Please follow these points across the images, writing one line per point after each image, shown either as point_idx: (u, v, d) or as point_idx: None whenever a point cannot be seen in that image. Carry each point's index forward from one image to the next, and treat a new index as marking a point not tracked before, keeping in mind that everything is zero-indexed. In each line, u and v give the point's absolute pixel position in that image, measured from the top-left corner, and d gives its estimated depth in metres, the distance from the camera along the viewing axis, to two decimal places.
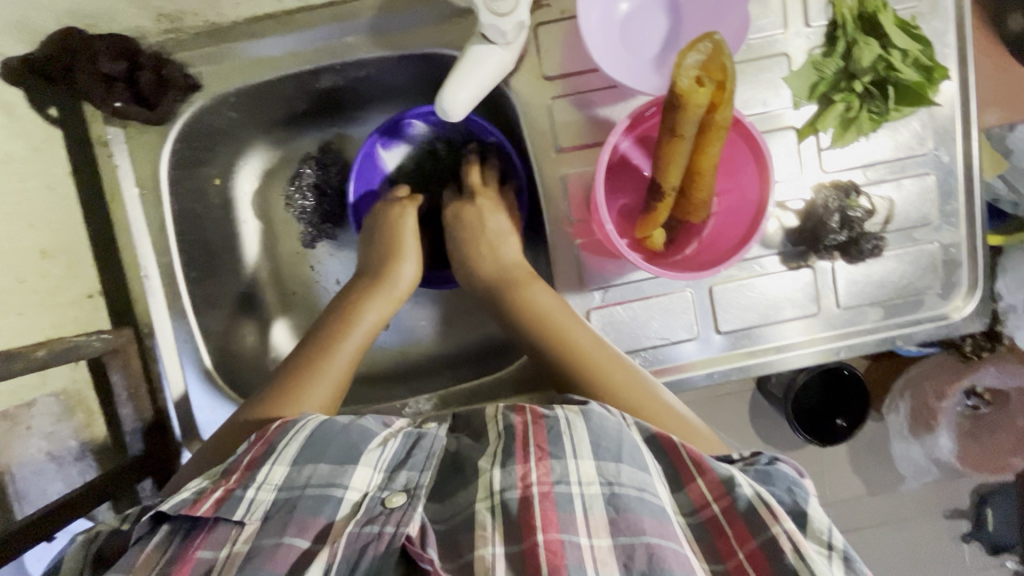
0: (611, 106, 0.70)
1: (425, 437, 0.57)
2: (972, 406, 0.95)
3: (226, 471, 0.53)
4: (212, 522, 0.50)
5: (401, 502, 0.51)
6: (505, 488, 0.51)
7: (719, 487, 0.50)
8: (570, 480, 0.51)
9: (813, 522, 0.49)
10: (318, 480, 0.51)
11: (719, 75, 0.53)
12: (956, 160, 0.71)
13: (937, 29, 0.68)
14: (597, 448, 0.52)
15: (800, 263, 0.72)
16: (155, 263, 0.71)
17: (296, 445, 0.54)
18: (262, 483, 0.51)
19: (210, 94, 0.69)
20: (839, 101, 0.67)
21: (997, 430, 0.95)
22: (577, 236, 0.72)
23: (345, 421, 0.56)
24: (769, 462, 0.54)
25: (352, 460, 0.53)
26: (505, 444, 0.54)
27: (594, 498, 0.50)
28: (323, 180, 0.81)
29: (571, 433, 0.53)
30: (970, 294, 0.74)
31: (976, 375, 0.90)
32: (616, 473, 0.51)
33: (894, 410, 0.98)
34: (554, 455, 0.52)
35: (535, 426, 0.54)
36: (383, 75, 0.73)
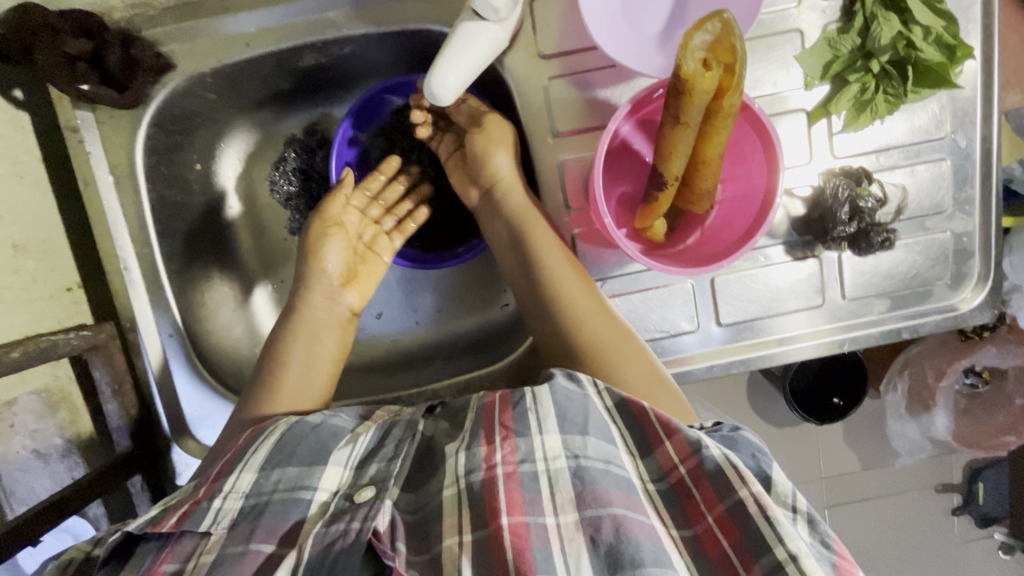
0: (611, 88, 0.66)
1: (396, 427, 0.56)
2: (971, 384, 0.94)
3: (195, 486, 0.53)
4: (178, 536, 0.48)
5: (368, 497, 0.50)
6: (470, 471, 0.49)
7: (685, 448, 0.48)
8: (536, 458, 0.49)
9: (777, 486, 0.48)
10: (286, 484, 0.50)
11: (728, 58, 0.49)
12: (974, 145, 0.67)
13: (962, 3, 0.63)
14: (562, 422, 0.50)
15: (806, 253, 0.69)
16: (136, 256, 0.68)
17: (263, 450, 0.53)
18: (229, 492, 0.50)
19: (185, 75, 0.64)
20: (854, 82, 0.63)
21: (994, 409, 0.94)
22: (576, 226, 0.69)
23: (315, 421, 0.55)
24: (734, 429, 0.53)
25: (321, 461, 0.52)
26: (472, 428, 0.53)
27: (560, 473, 0.48)
28: (309, 163, 0.77)
29: (536, 408, 0.52)
30: (979, 286, 0.71)
31: (977, 355, 0.89)
32: (581, 446, 0.49)
33: (892, 388, 0.96)
34: (518, 433, 0.50)
35: (502, 405, 0.53)
36: (369, 52, 0.69)
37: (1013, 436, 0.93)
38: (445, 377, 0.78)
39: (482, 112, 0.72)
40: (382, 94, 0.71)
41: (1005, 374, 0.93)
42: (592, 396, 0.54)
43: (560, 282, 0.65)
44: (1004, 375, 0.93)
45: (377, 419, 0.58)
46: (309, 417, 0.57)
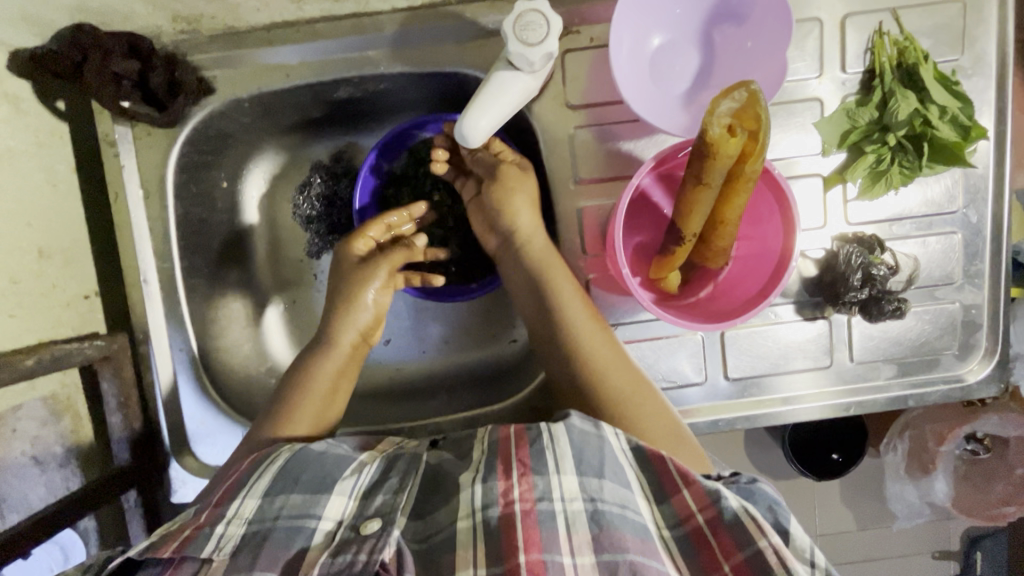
0: (634, 140, 0.68)
1: (399, 460, 0.56)
2: (971, 450, 0.92)
3: (197, 510, 0.52)
4: (179, 561, 0.47)
5: (375, 528, 0.49)
6: (486, 505, 0.49)
7: (703, 498, 0.49)
8: (553, 496, 0.49)
9: (795, 541, 0.48)
10: (290, 510, 0.50)
11: (753, 125, 0.51)
12: (985, 222, 0.69)
13: (977, 86, 0.66)
14: (579, 464, 0.51)
15: (816, 314, 0.70)
16: (155, 270, 0.69)
17: (267, 476, 0.53)
18: (232, 517, 0.50)
19: (223, 98, 0.67)
20: (871, 152, 0.65)
21: (994, 477, 0.93)
22: (590, 271, 0.70)
23: (321, 449, 0.56)
24: (751, 480, 0.53)
25: (325, 489, 0.51)
26: (485, 460, 0.53)
27: (577, 515, 0.49)
28: (333, 190, 0.79)
29: (553, 446, 0.52)
30: (986, 358, 0.72)
31: (977, 421, 0.88)
32: (599, 489, 0.49)
33: (891, 449, 0.95)
34: (535, 470, 0.50)
35: (517, 441, 0.53)
36: (401, 89, 0.71)
37: (1014, 506, 0.92)
38: (446, 412, 0.78)
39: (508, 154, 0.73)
40: (412, 129, 0.73)
41: (1006, 443, 0.91)
42: (609, 438, 0.53)
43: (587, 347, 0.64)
44: (1005, 444, 0.91)
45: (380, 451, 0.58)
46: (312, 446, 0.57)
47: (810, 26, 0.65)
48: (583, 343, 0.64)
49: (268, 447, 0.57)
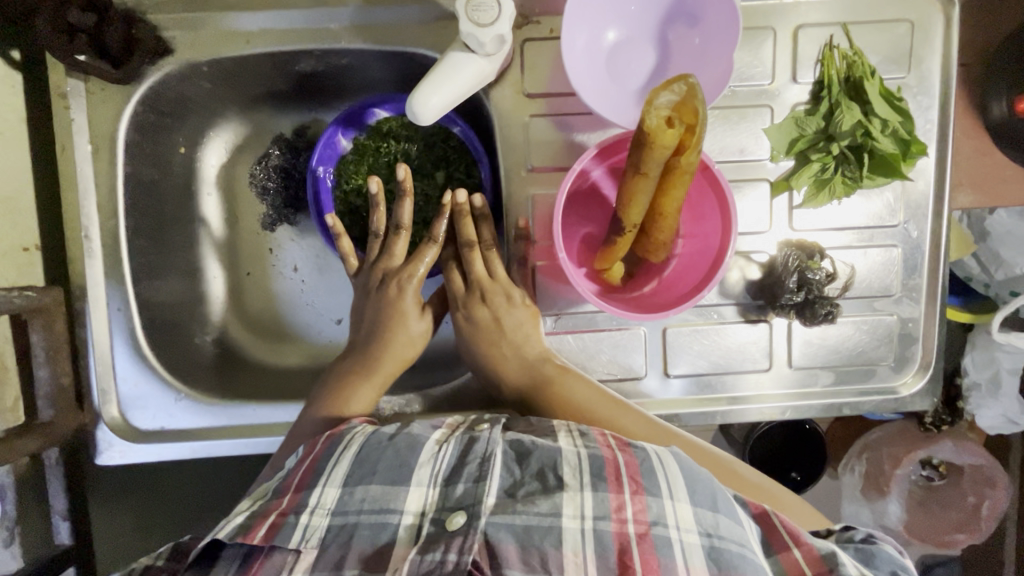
0: (588, 132, 0.69)
1: (477, 441, 0.55)
2: (927, 476, 0.95)
3: (278, 492, 0.53)
4: (267, 550, 0.49)
5: (462, 522, 0.49)
6: (599, 516, 0.49)
7: (819, 563, 0.49)
8: (668, 523, 0.50)
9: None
10: (372, 502, 0.50)
11: (691, 119, 0.52)
12: (924, 237, 0.70)
13: (922, 104, 0.68)
14: (692, 494, 0.51)
15: (757, 317, 0.71)
16: (99, 227, 0.68)
17: (346, 463, 0.53)
18: (315, 507, 0.50)
19: (182, 60, 0.67)
20: (815, 160, 0.66)
21: (949, 504, 0.95)
22: (537, 258, 0.70)
23: (391, 433, 0.56)
24: (866, 540, 0.53)
25: (403, 482, 0.51)
26: (589, 471, 0.52)
27: (694, 548, 0.49)
28: (292, 165, 0.79)
29: (663, 469, 0.53)
30: (920, 372, 0.73)
31: (935, 448, 0.92)
32: (714, 525, 0.50)
33: (849, 470, 0.95)
34: (650, 492, 0.51)
35: (624, 459, 0.53)
36: (364, 67, 0.72)
37: (964, 534, 0.94)
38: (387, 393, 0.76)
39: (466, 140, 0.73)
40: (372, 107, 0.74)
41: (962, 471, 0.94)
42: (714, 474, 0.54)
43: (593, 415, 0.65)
44: (960, 472, 0.94)
45: (451, 430, 0.58)
46: (383, 429, 0.57)
47: (763, 35, 0.67)
48: (607, 421, 0.64)
49: (345, 424, 0.59)
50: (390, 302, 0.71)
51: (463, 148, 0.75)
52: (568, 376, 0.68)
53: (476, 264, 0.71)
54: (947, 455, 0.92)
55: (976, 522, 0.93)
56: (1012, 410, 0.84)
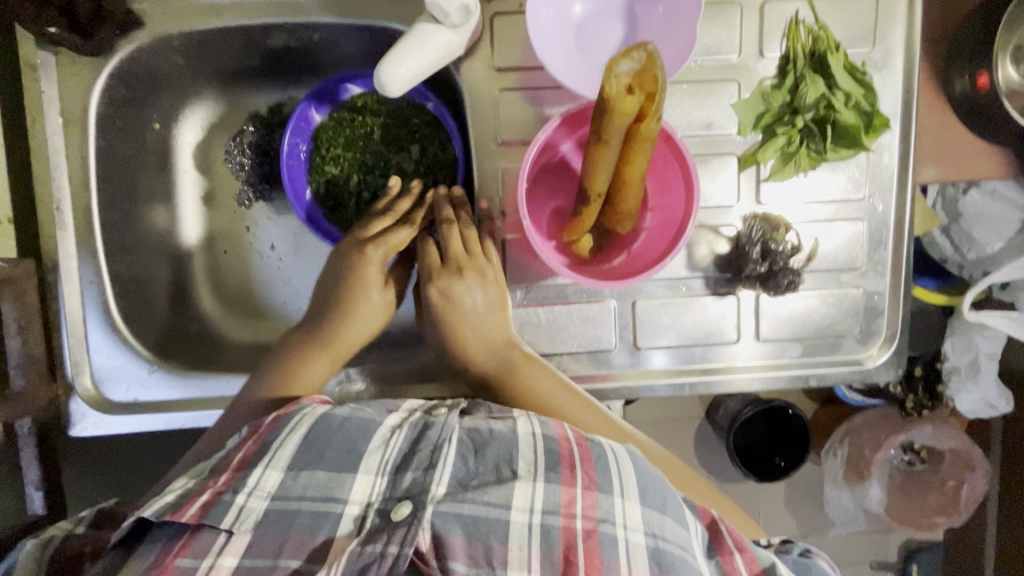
0: (558, 107, 0.69)
1: (432, 428, 0.54)
2: (908, 460, 0.97)
3: (215, 469, 0.53)
4: (197, 528, 0.48)
5: (406, 514, 0.48)
6: (548, 511, 0.49)
7: (756, 565, 0.53)
8: (616, 521, 0.50)
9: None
10: (315, 490, 0.50)
11: (650, 86, 0.53)
12: (890, 211, 0.72)
13: (886, 79, 0.69)
14: (643, 493, 0.53)
15: (725, 290, 0.72)
16: (70, 200, 0.68)
17: (292, 443, 0.53)
18: (253, 489, 0.50)
19: (153, 34, 0.67)
20: (781, 134, 0.67)
21: (927, 488, 0.97)
22: (508, 232, 0.71)
23: (344, 415, 0.55)
24: (804, 554, 0.59)
25: (352, 470, 0.51)
26: (542, 462, 0.52)
27: (638, 547, 0.50)
28: (266, 141, 0.79)
29: (618, 467, 0.54)
30: (886, 345, 0.74)
31: (914, 432, 0.93)
32: (660, 525, 0.52)
33: (831, 455, 0.98)
34: (602, 489, 0.52)
35: (581, 454, 0.54)
36: (336, 42, 0.72)
37: (943, 518, 0.95)
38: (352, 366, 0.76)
39: (439, 117, 0.74)
40: (343, 82, 0.74)
41: (942, 456, 0.96)
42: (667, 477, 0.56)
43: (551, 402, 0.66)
44: (940, 456, 0.96)
45: (406, 416, 0.57)
46: (335, 412, 0.56)
47: (730, 10, 0.68)
48: (556, 409, 0.66)
49: (296, 402, 0.57)
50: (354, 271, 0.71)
51: (436, 124, 0.75)
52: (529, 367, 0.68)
53: (453, 238, 0.69)
54: (926, 439, 0.93)
55: (954, 505, 0.95)
56: (989, 394, 0.87)
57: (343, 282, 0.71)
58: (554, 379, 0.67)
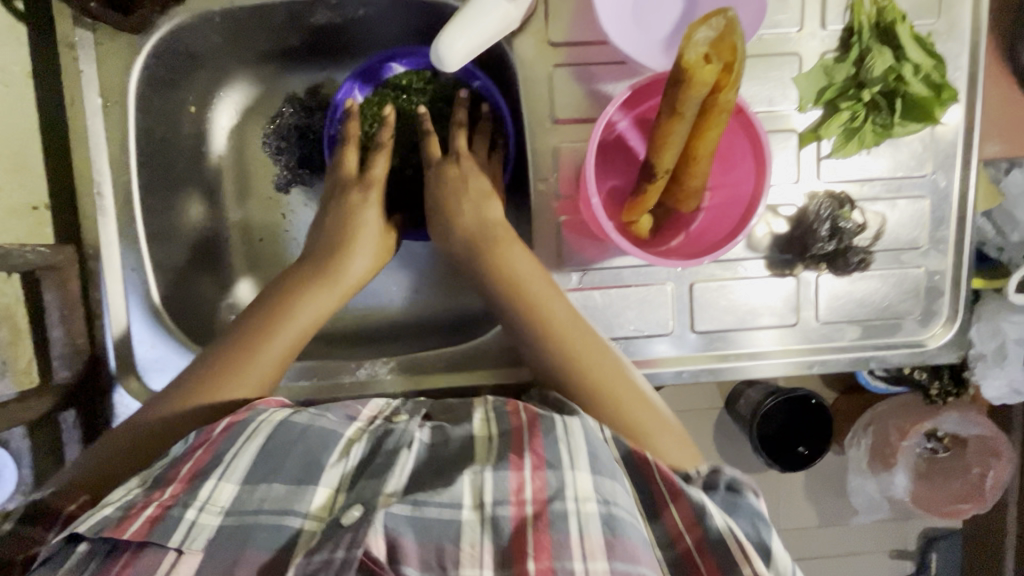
0: (614, 83, 0.67)
1: (391, 434, 0.54)
2: (931, 448, 0.95)
3: (159, 479, 0.49)
4: (140, 546, 0.45)
5: (358, 514, 0.47)
6: (498, 501, 0.49)
7: (691, 517, 0.50)
8: (567, 496, 0.49)
9: (777, 560, 0.50)
10: (273, 501, 0.48)
11: (728, 55, 0.51)
12: (953, 188, 0.70)
13: (951, 51, 0.67)
14: (593, 464, 0.51)
15: (784, 271, 0.70)
16: (111, 184, 0.65)
17: (248, 454, 0.50)
18: (206, 503, 0.48)
19: (193, 11, 0.65)
20: (845, 109, 0.65)
21: (952, 475, 0.95)
22: (562, 213, 0.69)
23: (304, 424, 0.53)
24: (737, 492, 0.54)
25: (313, 479, 0.50)
26: (500, 448, 0.53)
27: (590, 518, 0.48)
28: (305, 123, 0.76)
29: (568, 441, 0.52)
30: (948, 323, 0.73)
31: (939, 419, 0.90)
32: (613, 494, 0.50)
33: (855, 444, 0.96)
34: (551, 466, 0.50)
35: (530, 433, 0.53)
36: (381, 18, 0.70)
37: (969, 505, 0.93)
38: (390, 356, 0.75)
39: (487, 95, 0.72)
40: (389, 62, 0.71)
41: (966, 443, 0.93)
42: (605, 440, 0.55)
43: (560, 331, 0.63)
44: (964, 444, 0.93)
45: (366, 422, 0.57)
46: (295, 417, 0.54)
47: None
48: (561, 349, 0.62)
49: (248, 408, 0.54)
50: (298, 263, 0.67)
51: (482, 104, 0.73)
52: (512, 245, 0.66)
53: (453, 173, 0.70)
54: (953, 426, 0.90)
55: (981, 492, 0.92)
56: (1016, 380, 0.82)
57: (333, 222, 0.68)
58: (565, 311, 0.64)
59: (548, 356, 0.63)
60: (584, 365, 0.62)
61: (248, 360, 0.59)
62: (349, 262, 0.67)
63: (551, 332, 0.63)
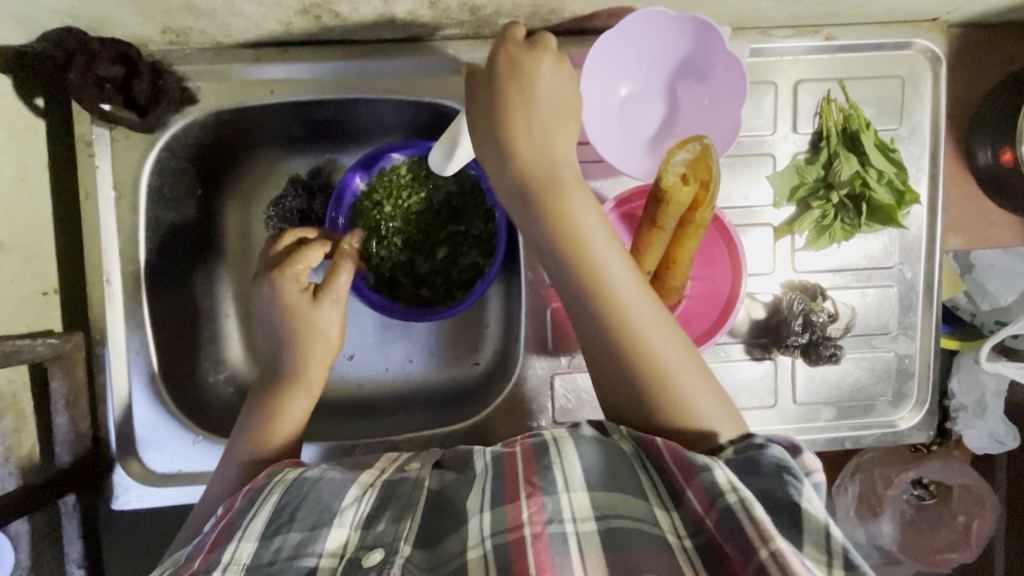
0: (600, 179, 0.72)
1: (405, 482, 0.55)
2: (918, 496, 0.94)
3: (190, 555, 0.50)
4: None
5: (377, 560, 0.49)
6: (495, 532, 0.49)
7: (704, 496, 0.46)
8: (563, 518, 0.49)
9: (809, 513, 0.44)
10: (288, 551, 0.49)
11: (704, 175, 0.56)
12: (919, 278, 0.74)
13: (913, 154, 0.72)
14: (587, 480, 0.51)
15: (763, 355, 0.73)
16: (119, 271, 0.68)
17: (264, 515, 0.51)
18: (229, 564, 0.48)
19: (205, 110, 0.69)
20: (816, 208, 0.70)
21: (936, 524, 0.96)
22: (553, 300, 0.73)
23: (315, 477, 0.55)
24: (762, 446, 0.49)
25: (324, 526, 0.50)
26: (494, 479, 0.53)
27: (589, 536, 0.48)
28: (307, 206, 0.78)
29: (561, 461, 0.52)
30: (917, 407, 0.76)
31: (923, 468, 0.93)
32: (610, 505, 0.49)
33: (842, 492, 0.97)
34: (545, 490, 0.50)
35: (525, 458, 0.53)
36: (382, 114, 0.74)
37: (953, 553, 0.95)
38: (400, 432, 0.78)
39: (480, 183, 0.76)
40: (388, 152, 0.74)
41: (950, 491, 0.94)
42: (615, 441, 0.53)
43: (621, 312, 0.55)
44: (948, 492, 0.95)
45: (380, 470, 0.57)
46: (309, 472, 0.55)
47: (766, 88, 0.71)
48: (620, 312, 0.55)
49: (268, 471, 0.56)
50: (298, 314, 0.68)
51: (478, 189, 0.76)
52: (575, 194, 0.56)
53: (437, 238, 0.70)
54: (934, 474, 0.93)
55: (964, 539, 0.94)
56: (997, 430, 0.85)
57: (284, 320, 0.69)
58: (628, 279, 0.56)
59: (592, 310, 0.55)
60: (625, 320, 0.55)
61: (276, 421, 0.65)
62: (321, 318, 0.68)
63: (602, 292, 0.55)
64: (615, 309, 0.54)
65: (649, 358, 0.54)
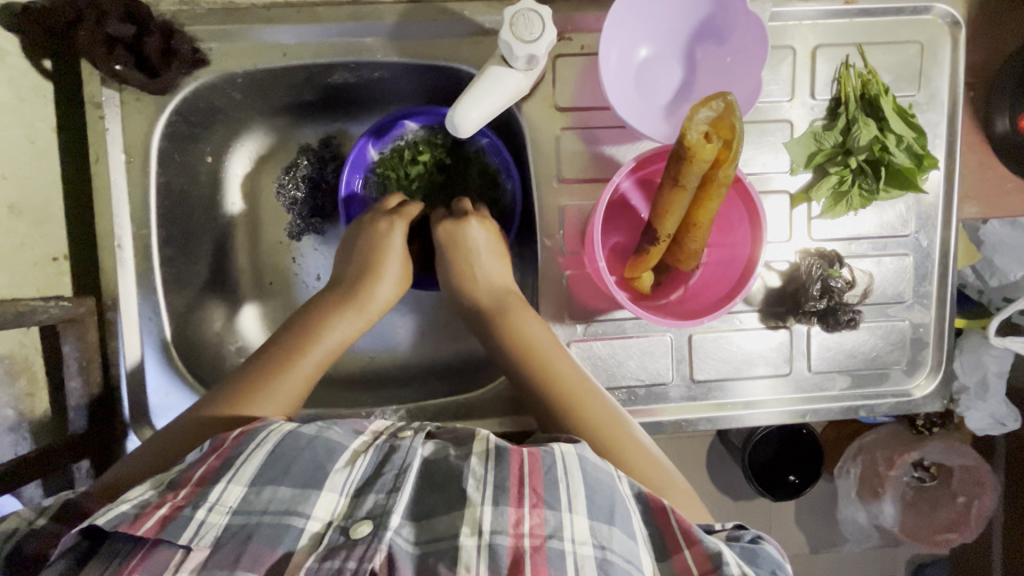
0: (616, 145, 0.71)
1: (398, 450, 0.54)
2: (919, 477, 0.95)
3: (174, 482, 0.50)
4: (154, 543, 0.47)
5: (366, 532, 0.48)
6: (496, 531, 0.49)
7: (706, 561, 0.49)
8: (564, 537, 0.49)
9: None
10: (277, 505, 0.49)
11: (727, 134, 0.54)
12: (934, 246, 0.74)
13: (931, 121, 0.72)
14: (590, 504, 0.50)
15: (777, 322, 0.74)
16: (131, 237, 0.67)
17: (257, 459, 0.51)
18: (215, 504, 0.48)
19: (217, 71, 0.67)
20: (833, 174, 0.69)
21: (938, 503, 0.97)
22: (568, 268, 0.72)
23: (311, 434, 0.53)
24: (753, 541, 0.53)
25: (316, 486, 0.50)
26: (495, 474, 0.51)
27: (586, 560, 0.48)
28: (319, 174, 0.78)
29: (568, 480, 0.51)
30: (932, 374, 0.76)
31: (925, 449, 0.93)
32: (609, 536, 0.49)
33: (844, 473, 0.96)
34: (549, 505, 0.50)
35: (530, 467, 0.52)
36: (395, 79, 0.73)
37: (955, 533, 0.95)
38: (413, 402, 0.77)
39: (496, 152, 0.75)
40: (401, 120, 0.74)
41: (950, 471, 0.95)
42: (618, 483, 0.53)
43: (541, 348, 0.66)
44: (949, 472, 0.95)
45: (373, 437, 0.56)
46: (303, 427, 0.54)
47: (785, 54, 0.70)
48: (541, 355, 0.65)
49: (262, 419, 0.55)
50: (379, 234, 0.70)
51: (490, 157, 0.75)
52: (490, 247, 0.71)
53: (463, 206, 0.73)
54: (936, 456, 0.93)
55: (966, 520, 0.95)
56: (999, 410, 0.82)
57: (359, 246, 0.71)
58: (545, 330, 0.67)
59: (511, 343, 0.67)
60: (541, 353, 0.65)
61: (297, 354, 0.63)
62: (394, 241, 0.70)
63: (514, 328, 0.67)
64: (535, 343, 0.66)
65: (566, 385, 0.64)
